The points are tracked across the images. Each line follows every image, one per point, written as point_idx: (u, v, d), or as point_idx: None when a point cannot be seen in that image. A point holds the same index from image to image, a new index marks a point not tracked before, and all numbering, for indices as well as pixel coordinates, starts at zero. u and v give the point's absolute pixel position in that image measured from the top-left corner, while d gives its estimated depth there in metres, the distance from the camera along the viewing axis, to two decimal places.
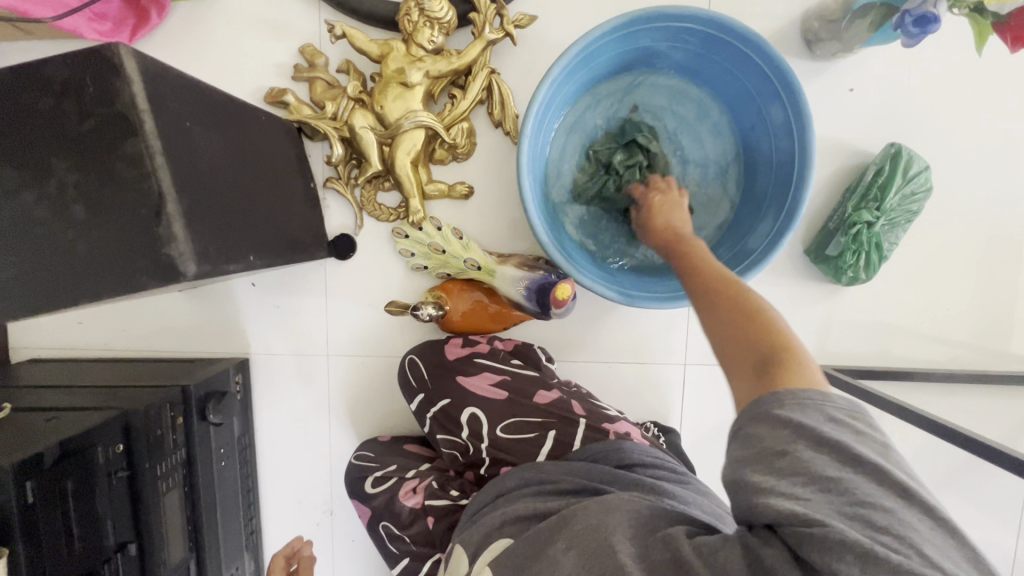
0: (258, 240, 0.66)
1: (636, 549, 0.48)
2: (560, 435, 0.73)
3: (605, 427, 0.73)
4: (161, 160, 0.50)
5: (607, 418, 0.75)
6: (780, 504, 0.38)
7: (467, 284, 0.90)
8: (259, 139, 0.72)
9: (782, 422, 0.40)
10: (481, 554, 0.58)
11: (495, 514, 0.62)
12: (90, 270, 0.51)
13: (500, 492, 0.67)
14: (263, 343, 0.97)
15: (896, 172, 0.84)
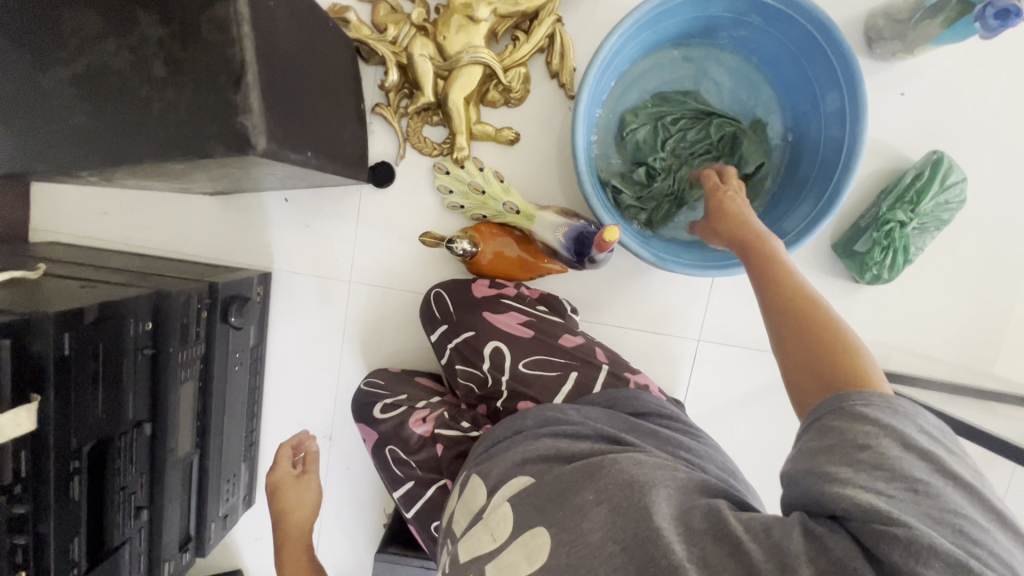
0: (318, 139, 0.66)
1: (674, 511, 0.45)
2: (581, 376, 0.76)
3: (626, 375, 0.77)
4: (247, 28, 0.50)
5: (629, 368, 0.79)
6: (856, 495, 0.38)
7: (500, 230, 0.91)
8: (326, 45, 0.71)
9: (868, 418, 0.42)
10: (503, 488, 0.56)
11: (515, 453, 0.60)
12: (160, 129, 0.51)
13: (518, 429, 0.66)
14: (286, 259, 0.97)
15: (935, 178, 0.85)
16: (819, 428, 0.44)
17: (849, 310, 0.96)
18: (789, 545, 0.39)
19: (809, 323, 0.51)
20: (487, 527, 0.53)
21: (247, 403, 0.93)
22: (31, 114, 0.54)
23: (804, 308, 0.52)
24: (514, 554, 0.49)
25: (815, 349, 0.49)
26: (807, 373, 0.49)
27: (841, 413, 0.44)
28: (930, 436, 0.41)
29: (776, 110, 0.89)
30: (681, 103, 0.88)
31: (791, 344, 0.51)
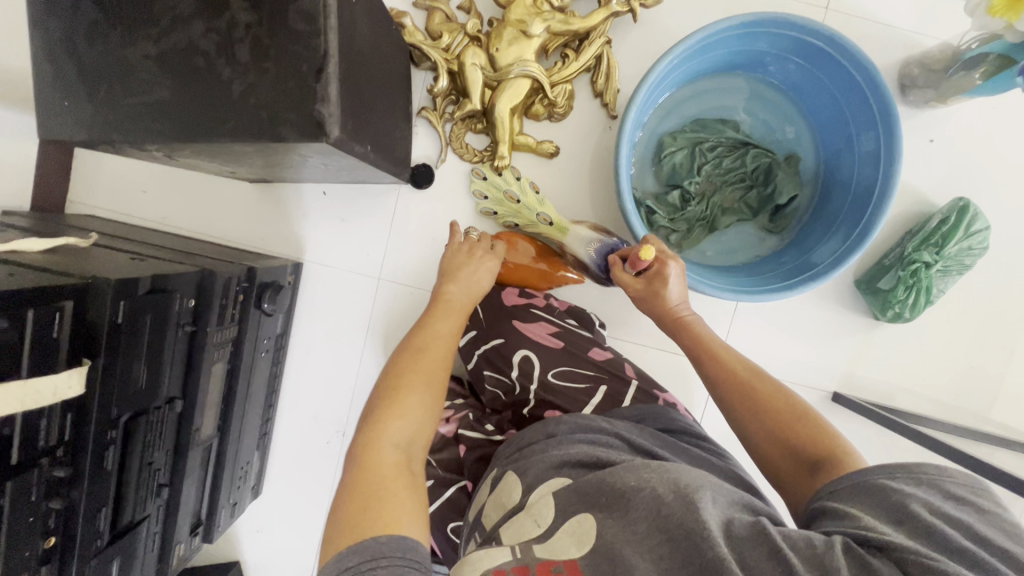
0: (377, 133, 0.68)
1: (718, 514, 0.46)
2: (610, 391, 0.78)
3: (656, 393, 0.78)
4: (331, 20, 0.51)
5: (658, 386, 0.80)
6: (902, 546, 0.41)
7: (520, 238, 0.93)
8: (389, 47, 0.74)
9: (888, 489, 0.47)
10: (537, 488, 0.56)
11: (553, 452, 0.60)
12: (239, 111, 0.53)
13: (551, 433, 0.66)
14: (318, 252, 0.98)
15: (961, 224, 0.88)
16: (865, 492, 0.48)
17: (869, 346, 0.98)
18: (832, 561, 0.40)
19: (774, 419, 0.61)
20: (529, 513, 0.52)
21: (267, 391, 0.92)
22: (115, 87, 0.56)
23: (765, 406, 0.62)
24: (562, 537, 0.48)
25: (790, 448, 0.59)
26: (795, 474, 0.58)
27: (878, 481, 0.48)
28: (953, 497, 0.44)
29: (809, 144, 0.92)
30: (719, 132, 0.91)
31: (768, 450, 0.61)
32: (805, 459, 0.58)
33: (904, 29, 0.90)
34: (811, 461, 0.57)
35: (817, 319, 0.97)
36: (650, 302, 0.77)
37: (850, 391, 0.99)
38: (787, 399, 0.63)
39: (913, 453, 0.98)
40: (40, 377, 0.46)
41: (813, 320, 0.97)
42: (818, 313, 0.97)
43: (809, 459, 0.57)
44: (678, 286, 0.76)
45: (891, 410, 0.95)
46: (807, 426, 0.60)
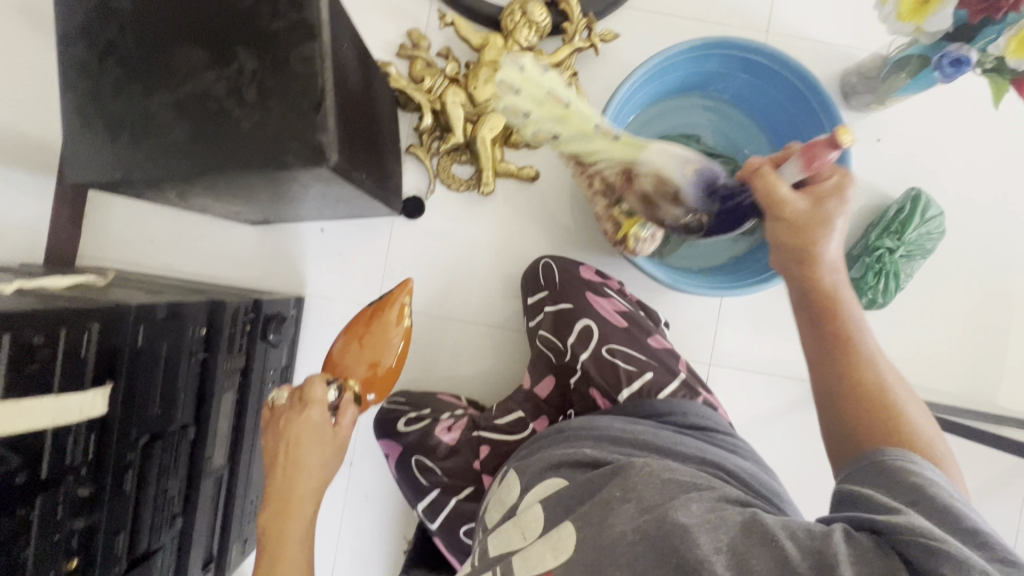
0: (371, 163, 0.74)
1: (703, 513, 0.45)
2: (652, 382, 0.83)
3: (699, 390, 0.82)
4: (326, 62, 0.59)
5: (700, 383, 0.85)
6: (905, 522, 0.41)
7: (370, 320, 0.79)
8: (378, 91, 0.82)
9: (904, 470, 0.47)
10: (532, 490, 0.59)
11: (552, 455, 0.62)
12: (247, 145, 0.59)
13: (559, 429, 0.70)
14: (319, 285, 1.02)
15: (916, 212, 0.95)
16: (872, 473, 0.48)
17: None
18: (829, 548, 0.40)
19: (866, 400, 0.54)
20: (519, 525, 0.56)
21: None
22: (135, 134, 0.62)
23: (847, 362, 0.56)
24: (542, 547, 0.51)
25: (881, 434, 0.52)
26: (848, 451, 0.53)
27: (883, 466, 0.48)
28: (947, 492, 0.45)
29: (768, 150, 1.00)
30: (684, 144, 0.99)
31: (848, 409, 0.54)
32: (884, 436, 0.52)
33: (839, 44, 1.01)
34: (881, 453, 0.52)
35: (798, 312, 1.02)
36: (796, 233, 0.59)
37: None
38: (877, 386, 0.55)
39: None
40: (70, 394, 0.51)
41: (794, 313, 1.02)
42: None
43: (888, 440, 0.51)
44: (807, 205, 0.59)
45: None
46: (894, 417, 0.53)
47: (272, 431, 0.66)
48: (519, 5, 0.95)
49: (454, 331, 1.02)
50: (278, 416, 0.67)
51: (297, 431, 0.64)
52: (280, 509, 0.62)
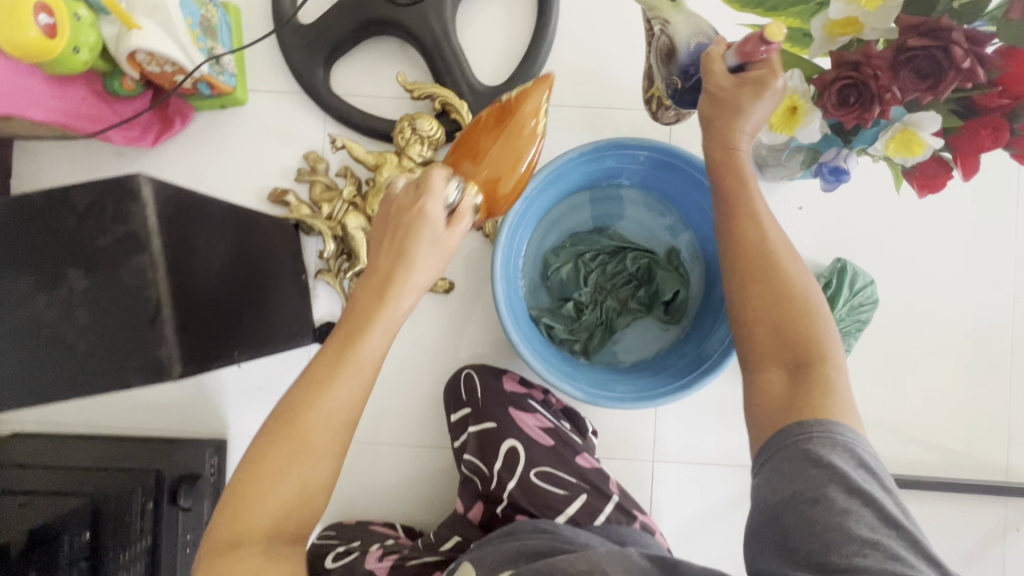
0: (243, 334, 0.73)
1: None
2: (587, 505, 0.76)
3: (635, 512, 0.77)
4: (162, 271, 0.56)
5: (639, 506, 0.78)
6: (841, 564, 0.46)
7: (496, 128, 0.62)
8: (262, 249, 0.81)
9: (815, 460, 0.50)
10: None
11: (509, 544, 0.60)
12: (86, 368, 0.56)
13: (508, 531, 0.66)
14: (243, 424, 0.99)
15: (844, 285, 0.91)
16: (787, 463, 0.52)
17: None
18: None
19: (776, 316, 0.58)
20: None
21: None
22: None
23: (783, 330, 0.57)
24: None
25: (789, 347, 0.57)
26: (773, 386, 0.56)
27: (800, 453, 0.52)
28: (863, 463, 0.50)
29: (684, 235, 0.96)
30: (595, 241, 0.96)
31: (763, 329, 0.58)
32: (793, 360, 0.56)
33: None
34: (794, 361, 0.56)
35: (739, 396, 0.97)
36: (715, 108, 0.63)
37: None
38: (801, 329, 0.57)
39: None
40: None
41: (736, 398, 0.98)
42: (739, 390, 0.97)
43: (797, 361, 0.56)
44: (763, 107, 0.60)
45: None
46: (812, 345, 0.56)
47: (388, 249, 0.57)
48: (408, 121, 0.93)
49: (385, 458, 0.98)
50: (391, 216, 0.58)
51: (399, 249, 0.56)
52: (332, 364, 0.53)
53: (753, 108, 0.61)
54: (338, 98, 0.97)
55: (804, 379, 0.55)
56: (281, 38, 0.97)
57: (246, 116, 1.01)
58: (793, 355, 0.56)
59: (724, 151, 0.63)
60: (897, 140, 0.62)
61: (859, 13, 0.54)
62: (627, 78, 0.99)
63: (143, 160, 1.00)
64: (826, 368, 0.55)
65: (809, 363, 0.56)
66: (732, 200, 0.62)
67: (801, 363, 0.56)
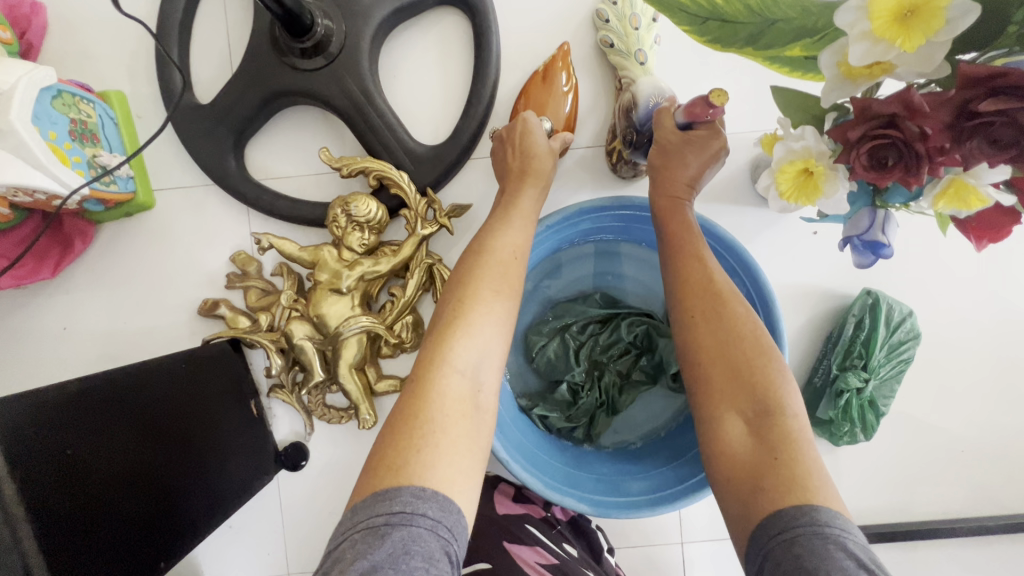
0: (182, 522, 0.61)
1: None
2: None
3: None
4: (28, 525, 0.44)
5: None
6: None
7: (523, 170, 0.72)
8: (191, 395, 0.69)
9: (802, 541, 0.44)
10: None
11: None
12: None
13: None
14: (216, 568, 0.88)
15: (878, 326, 0.77)
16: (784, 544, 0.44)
17: (839, 470, 0.84)
18: None
19: (729, 363, 0.56)
20: None
21: None
22: None
23: (740, 373, 0.55)
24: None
25: (753, 394, 0.54)
26: (739, 437, 0.53)
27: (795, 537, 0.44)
28: (863, 565, 0.41)
29: None
30: (580, 311, 0.82)
31: (716, 367, 0.57)
32: (756, 408, 0.53)
33: (738, 133, 0.82)
34: (755, 408, 0.53)
35: None
36: (662, 156, 0.67)
37: None
38: (765, 375, 0.54)
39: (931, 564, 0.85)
40: None
41: None
42: None
43: (759, 411, 0.53)
44: (700, 166, 0.66)
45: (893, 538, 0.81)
46: (772, 390, 0.53)
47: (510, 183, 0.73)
48: (340, 207, 0.78)
49: None
50: (514, 136, 0.74)
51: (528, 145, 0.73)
52: (499, 278, 0.62)
53: (684, 159, 0.66)
54: (257, 186, 0.82)
55: (768, 427, 0.52)
56: (176, 126, 0.82)
57: (159, 220, 0.87)
58: (750, 408, 0.53)
59: (670, 216, 0.66)
60: (948, 194, 0.48)
61: (890, 54, 0.39)
62: (590, 108, 0.83)
63: (50, 289, 0.87)
64: (788, 425, 0.52)
65: (770, 412, 0.52)
66: (677, 242, 0.64)
67: (757, 415, 0.53)
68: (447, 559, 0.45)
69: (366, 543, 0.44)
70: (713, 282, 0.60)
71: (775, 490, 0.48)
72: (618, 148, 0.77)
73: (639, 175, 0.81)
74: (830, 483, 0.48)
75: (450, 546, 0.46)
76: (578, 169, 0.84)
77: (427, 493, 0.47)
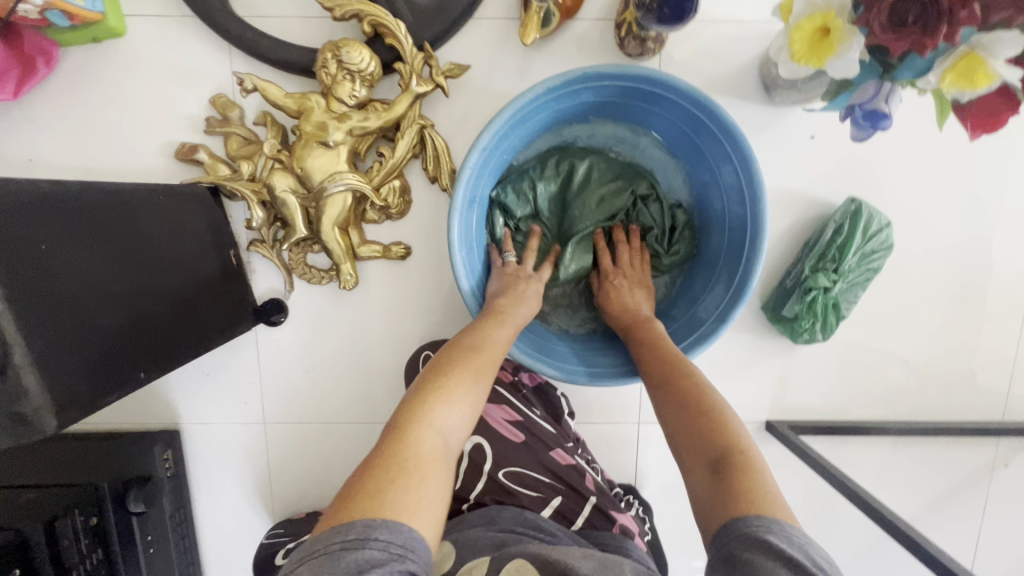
0: (162, 351, 0.61)
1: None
2: (562, 508, 0.69)
3: (613, 515, 0.69)
4: (3, 303, 0.43)
5: (616, 505, 0.71)
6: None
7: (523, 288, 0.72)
8: (174, 243, 0.67)
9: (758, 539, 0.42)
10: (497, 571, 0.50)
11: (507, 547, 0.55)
12: None
13: (491, 520, 0.64)
14: (193, 412, 0.91)
15: (856, 233, 0.79)
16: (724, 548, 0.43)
17: (792, 369, 0.90)
18: None
19: (680, 399, 0.57)
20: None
21: (178, 555, 0.89)
22: None
23: (693, 411, 0.55)
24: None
25: (702, 427, 0.53)
26: (699, 469, 0.51)
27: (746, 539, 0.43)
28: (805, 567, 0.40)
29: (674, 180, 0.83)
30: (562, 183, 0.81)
31: (672, 418, 0.56)
32: (713, 453, 0.51)
33: (753, 22, 0.79)
34: (716, 452, 0.51)
35: (733, 354, 0.89)
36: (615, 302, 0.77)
37: (786, 416, 0.92)
38: (708, 401, 0.55)
39: (855, 457, 0.94)
40: None
41: (728, 355, 0.89)
42: (731, 348, 0.89)
43: (716, 454, 0.50)
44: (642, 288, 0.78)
45: (829, 431, 0.88)
46: (719, 421, 0.53)
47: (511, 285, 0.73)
48: (330, 51, 0.73)
49: (353, 435, 0.93)
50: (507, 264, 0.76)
51: (518, 296, 0.71)
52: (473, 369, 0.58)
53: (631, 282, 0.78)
54: (240, 21, 0.76)
55: (727, 467, 0.49)
56: None
57: (131, 51, 0.80)
58: (710, 445, 0.51)
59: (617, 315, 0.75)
60: (957, 70, 0.47)
61: None
62: None
63: (13, 114, 0.81)
64: (736, 427, 0.52)
65: (728, 452, 0.50)
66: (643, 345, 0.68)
67: (718, 456, 0.50)
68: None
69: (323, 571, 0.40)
70: (661, 362, 0.63)
71: (722, 486, 0.48)
72: (630, 21, 0.74)
73: (646, 56, 0.79)
74: (773, 484, 0.47)
75: (411, 562, 0.42)
76: (585, 42, 0.80)
77: (405, 527, 0.43)
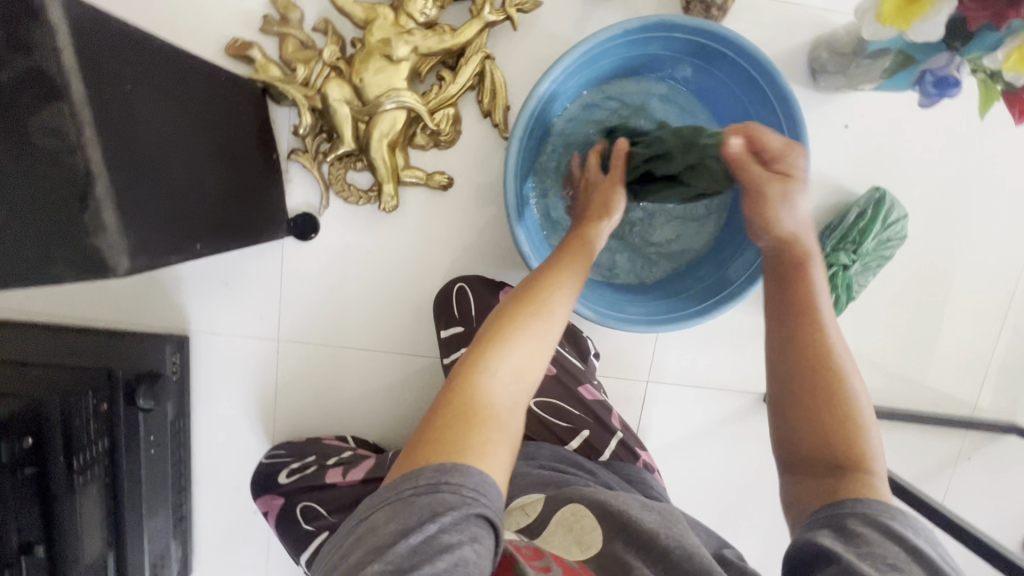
0: (213, 227, 0.60)
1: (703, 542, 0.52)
2: (591, 439, 0.71)
3: (637, 450, 0.72)
4: (92, 130, 0.42)
5: (640, 443, 0.74)
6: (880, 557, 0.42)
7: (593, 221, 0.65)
8: (229, 124, 0.65)
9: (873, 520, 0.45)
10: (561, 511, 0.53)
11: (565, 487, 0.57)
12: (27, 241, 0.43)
13: (531, 455, 0.67)
14: (205, 321, 0.88)
15: (878, 219, 0.84)
16: (835, 525, 0.45)
17: None
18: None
19: (814, 375, 0.52)
20: (573, 529, 0.51)
21: (172, 466, 0.86)
22: None
23: (824, 395, 0.51)
24: (566, 539, 0.51)
25: (828, 415, 0.50)
26: (814, 459, 0.50)
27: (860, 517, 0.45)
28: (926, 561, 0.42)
29: None
30: None
31: (799, 390, 0.52)
32: (835, 451, 0.49)
33: (811, 7, 0.83)
34: (839, 451, 0.49)
35: (745, 324, 0.94)
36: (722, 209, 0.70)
37: None
38: (843, 388, 0.51)
39: None
40: None
41: (740, 324, 0.94)
42: (745, 318, 0.93)
43: (837, 453, 0.49)
44: None
45: None
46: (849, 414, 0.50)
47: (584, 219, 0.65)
48: None
49: (367, 363, 0.93)
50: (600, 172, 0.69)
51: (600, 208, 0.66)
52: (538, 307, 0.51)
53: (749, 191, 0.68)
54: None
55: (845, 472, 0.48)
56: None
57: None
58: (832, 441, 0.49)
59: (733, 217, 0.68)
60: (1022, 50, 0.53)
61: None
62: None
63: None
64: (866, 426, 0.50)
65: (854, 458, 0.48)
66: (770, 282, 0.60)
67: (841, 458, 0.49)
68: (484, 519, 0.40)
69: (398, 518, 0.39)
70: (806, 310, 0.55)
71: (838, 488, 0.48)
72: None
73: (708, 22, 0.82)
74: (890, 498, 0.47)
75: (484, 506, 0.40)
76: (652, 1, 0.82)
77: (474, 471, 0.41)
